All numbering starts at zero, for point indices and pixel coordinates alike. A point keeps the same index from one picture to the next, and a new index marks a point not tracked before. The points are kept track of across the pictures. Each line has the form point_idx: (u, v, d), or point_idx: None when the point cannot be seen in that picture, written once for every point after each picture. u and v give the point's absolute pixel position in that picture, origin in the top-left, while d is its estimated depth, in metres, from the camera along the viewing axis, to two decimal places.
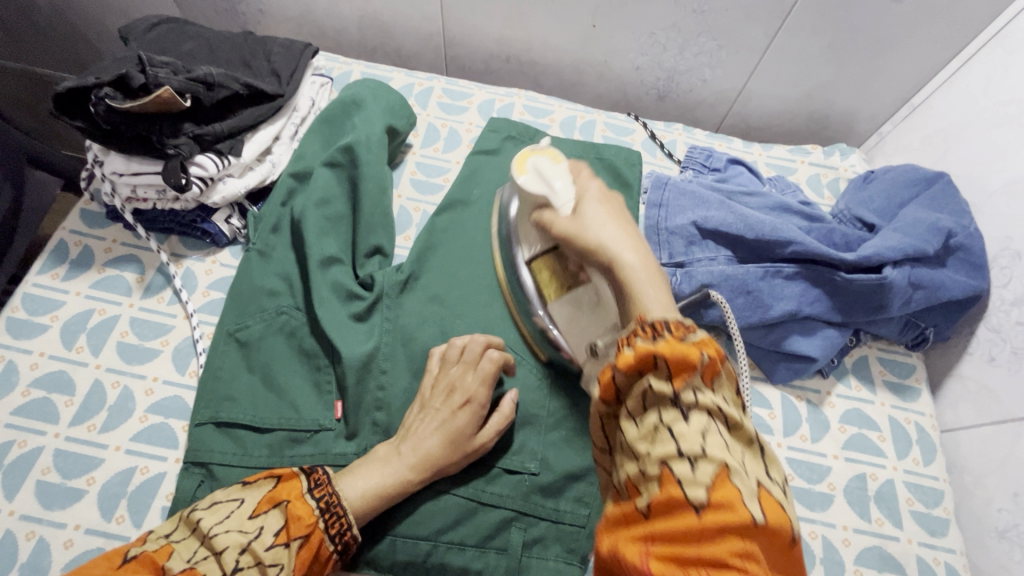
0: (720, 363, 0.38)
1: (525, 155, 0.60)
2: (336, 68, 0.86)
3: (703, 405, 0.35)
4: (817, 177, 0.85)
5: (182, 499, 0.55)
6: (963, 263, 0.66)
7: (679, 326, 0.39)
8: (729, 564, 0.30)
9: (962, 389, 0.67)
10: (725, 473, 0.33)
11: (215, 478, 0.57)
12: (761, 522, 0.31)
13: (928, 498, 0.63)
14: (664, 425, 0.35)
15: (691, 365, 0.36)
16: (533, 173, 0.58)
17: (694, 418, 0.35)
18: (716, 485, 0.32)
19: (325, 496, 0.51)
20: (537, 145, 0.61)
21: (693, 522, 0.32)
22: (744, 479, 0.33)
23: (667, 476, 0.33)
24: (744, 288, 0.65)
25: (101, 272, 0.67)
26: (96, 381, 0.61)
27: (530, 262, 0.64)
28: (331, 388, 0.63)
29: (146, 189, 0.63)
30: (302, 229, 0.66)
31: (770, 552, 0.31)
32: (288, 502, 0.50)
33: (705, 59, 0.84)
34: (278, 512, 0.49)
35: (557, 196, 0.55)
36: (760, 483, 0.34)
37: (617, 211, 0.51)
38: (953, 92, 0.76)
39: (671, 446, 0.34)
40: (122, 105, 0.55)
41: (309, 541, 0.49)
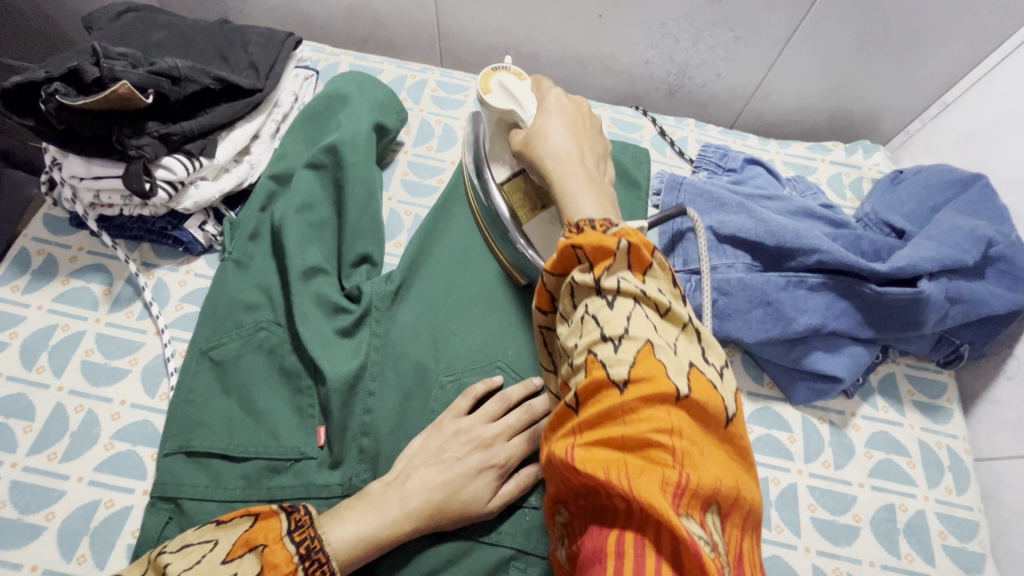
0: (648, 251, 0.37)
1: (489, 73, 0.60)
2: (322, 60, 0.80)
3: (626, 291, 0.36)
4: (839, 177, 0.79)
5: (148, 537, 0.50)
6: (1003, 275, 0.61)
7: (602, 225, 0.40)
8: (653, 440, 0.31)
9: (999, 411, 0.62)
10: (648, 349, 0.33)
11: (184, 514, 0.52)
12: (681, 393, 0.32)
13: (963, 532, 0.58)
14: (588, 315, 0.36)
15: (610, 254, 0.37)
16: (495, 91, 0.59)
17: (619, 303, 0.35)
18: (638, 360, 0.33)
19: (306, 539, 0.45)
20: (502, 65, 0.61)
21: (617, 399, 0.32)
22: (668, 355, 0.34)
23: (590, 360, 0.34)
24: (763, 298, 0.59)
25: (66, 284, 0.62)
26: (58, 404, 0.56)
27: (502, 185, 0.62)
28: (313, 412, 0.58)
29: (110, 194, 0.57)
30: (282, 236, 0.61)
31: (690, 423, 0.32)
32: (265, 547, 0.43)
33: (719, 51, 0.78)
34: (253, 558, 0.42)
35: (522, 106, 0.57)
36: (688, 361, 0.34)
37: (575, 123, 0.55)
38: (992, 89, 0.70)
39: (595, 331, 0.35)
40: (74, 102, 0.50)
41: None
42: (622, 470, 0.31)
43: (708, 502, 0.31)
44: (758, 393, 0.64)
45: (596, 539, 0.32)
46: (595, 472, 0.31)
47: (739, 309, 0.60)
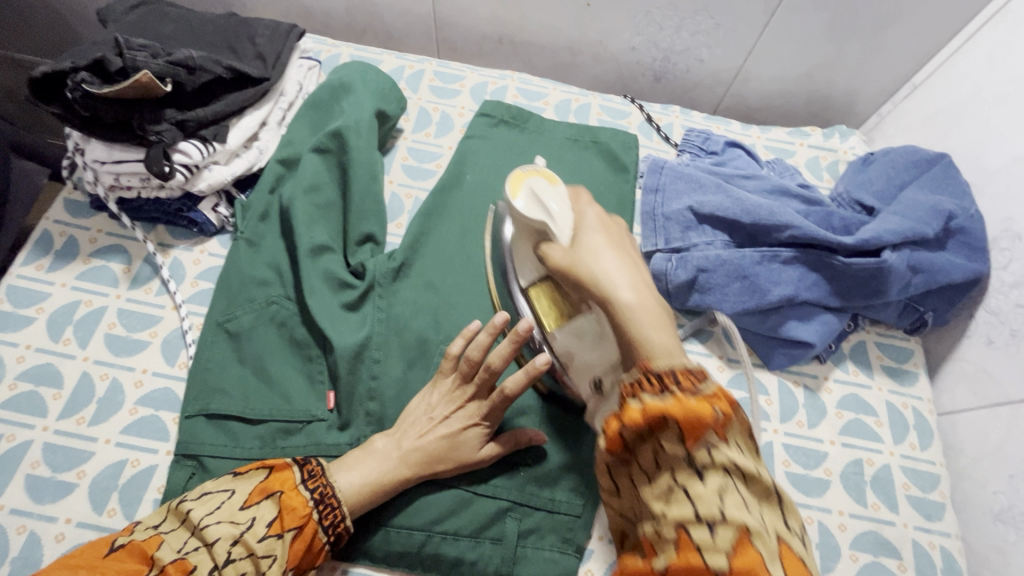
0: (730, 412, 0.38)
1: (521, 175, 0.54)
2: (324, 50, 0.83)
3: (717, 466, 0.37)
4: (816, 159, 0.84)
5: (174, 491, 0.55)
6: (962, 246, 0.65)
7: (690, 372, 0.40)
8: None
9: (960, 372, 0.67)
10: (745, 535, 0.34)
11: (206, 470, 0.56)
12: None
13: (925, 483, 0.63)
14: (678, 488, 0.37)
15: (705, 424, 0.37)
16: (526, 199, 0.53)
17: (710, 479, 0.36)
18: (737, 550, 0.33)
19: (319, 488, 0.51)
20: (535, 166, 0.55)
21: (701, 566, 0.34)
22: (764, 539, 0.34)
23: (685, 540, 0.35)
24: (740, 273, 0.64)
25: (87, 263, 0.66)
26: (84, 373, 0.61)
27: (528, 289, 0.59)
28: (323, 379, 0.62)
29: (129, 177, 0.61)
30: (291, 216, 0.65)
31: None
32: (282, 493, 0.50)
33: (702, 38, 0.82)
34: (270, 502, 0.49)
35: (553, 219, 0.51)
36: (778, 535, 0.35)
37: (616, 242, 0.49)
38: (955, 70, 0.75)
39: (688, 510, 0.36)
40: (100, 91, 0.53)
41: (302, 532, 0.49)
42: None
43: None
44: (737, 360, 0.68)
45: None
46: None
47: (718, 280, 0.65)
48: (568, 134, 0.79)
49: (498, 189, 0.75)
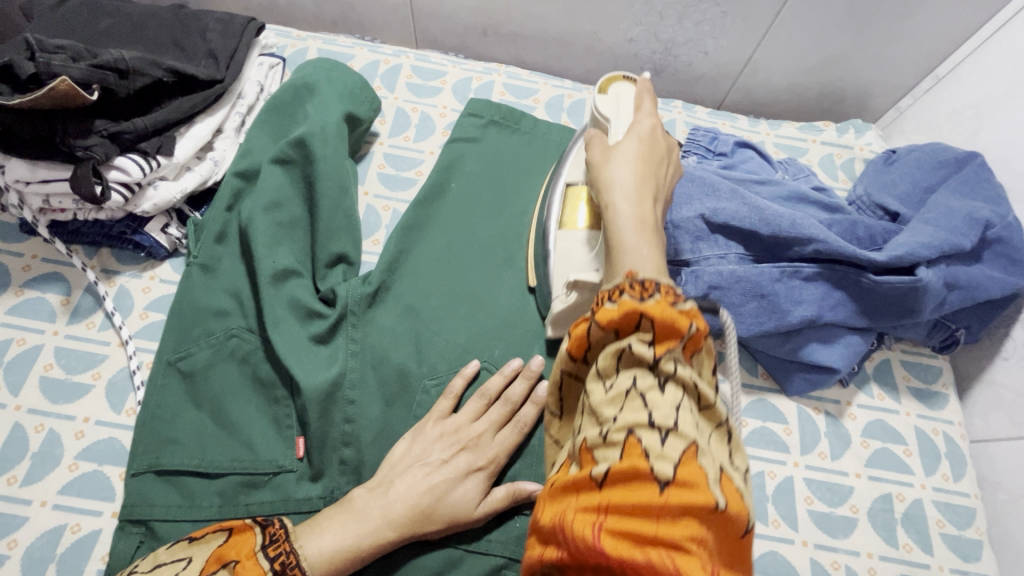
0: (703, 339, 0.35)
1: (615, 78, 0.59)
2: (289, 46, 0.75)
3: (676, 377, 0.32)
4: (831, 157, 0.77)
5: (119, 562, 0.48)
6: (999, 257, 0.59)
7: (671, 289, 0.36)
8: (684, 548, 0.27)
9: (995, 395, 0.61)
10: (693, 450, 0.29)
11: (157, 536, 0.49)
12: (720, 507, 0.28)
13: (960, 519, 0.58)
14: (635, 390, 0.32)
15: (677, 335, 0.33)
16: (612, 95, 0.57)
17: (669, 389, 0.32)
18: (684, 461, 0.29)
19: (281, 556, 0.42)
20: (635, 77, 0.59)
21: (652, 495, 0.28)
22: (710, 460, 0.30)
23: (632, 443, 0.30)
24: (757, 291, 0.57)
25: (21, 295, 0.58)
26: (16, 425, 0.53)
27: (571, 187, 0.59)
28: (290, 422, 0.55)
29: (61, 199, 0.53)
30: (250, 238, 0.57)
31: (720, 537, 0.28)
32: (238, 562, 0.40)
33: (706, 28, 0.75)
34: (224, 574, 0.39)
35: (614, 117, 0.55)
36: (723, 466, 0.31)
37: (651, 159, 0.47)
38: (986, 61, 0.68)
39: (641, 413, 0.31)
40: (10, 102, 0.45)
41: None
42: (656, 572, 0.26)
43: None
44: (753, 385, 0.62)
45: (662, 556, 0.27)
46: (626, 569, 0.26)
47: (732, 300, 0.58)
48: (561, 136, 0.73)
49: (483, 198, 0.68)
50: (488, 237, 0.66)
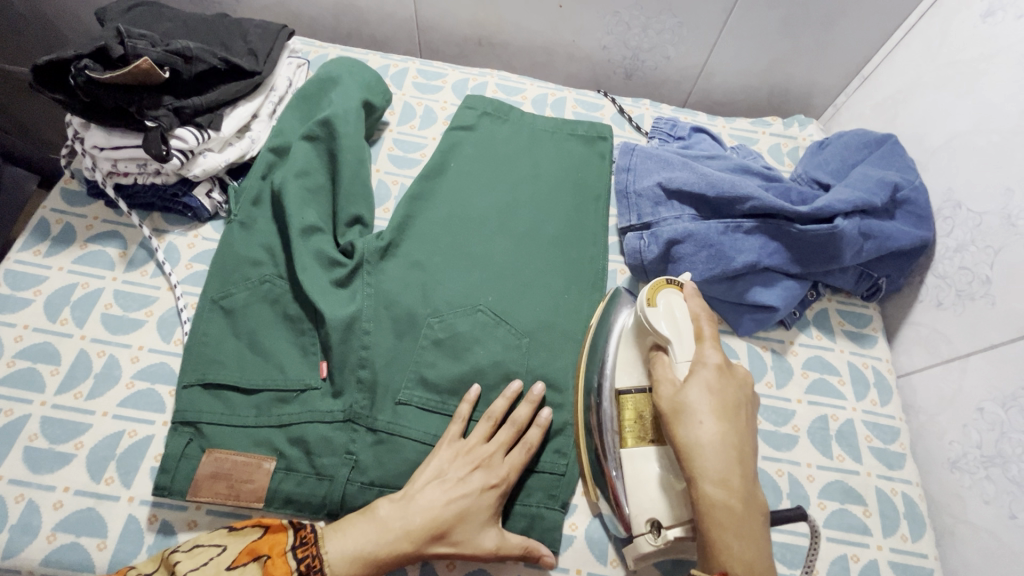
0: None
1: (661, 284, 0.58)
2: (312, 51, 0.88)
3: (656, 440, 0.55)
4: (778, 146, 0.89)
5: (172, 456, 0.57)
6: (910, 215, 0.71)
7: None
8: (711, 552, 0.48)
9: (915, 333, 0.72)
10: None
11: (205, 436, 0.59)
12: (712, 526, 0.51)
13: (886, 435, 0.67)
14: None
15: None
16: (660, 306, 0.56)
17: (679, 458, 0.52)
18: None
19: (307, 558, 0.48)
20: (679, 280, 0.59)
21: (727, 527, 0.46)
22: None
23: None
24: (706, 243, 0.68)
25: (84, 248, 0.68)
26: (81, 351, 0.63)
27: (626, 392, 0.59)
28: (315, 350, 0.65)
29: (127, 163, 0.65)
30: (283, 198, 0.68)
31: None
32: (268, 558, 0.48)
33: (667, 36, 0.89)
34: (255, 566, 0.48)
35: (677, 337, 0.54)
36: None
37: (725, 411, 0.47)
38: (899, 60, 0.81)
39: None
40: (102, 76, 0.57)
41: None
42: None
43: None
44: None
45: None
46: None
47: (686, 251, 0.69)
48: (548, 125, 0.83)
49: (477, 174, 0.78)
50: (483, 206, 0.75)
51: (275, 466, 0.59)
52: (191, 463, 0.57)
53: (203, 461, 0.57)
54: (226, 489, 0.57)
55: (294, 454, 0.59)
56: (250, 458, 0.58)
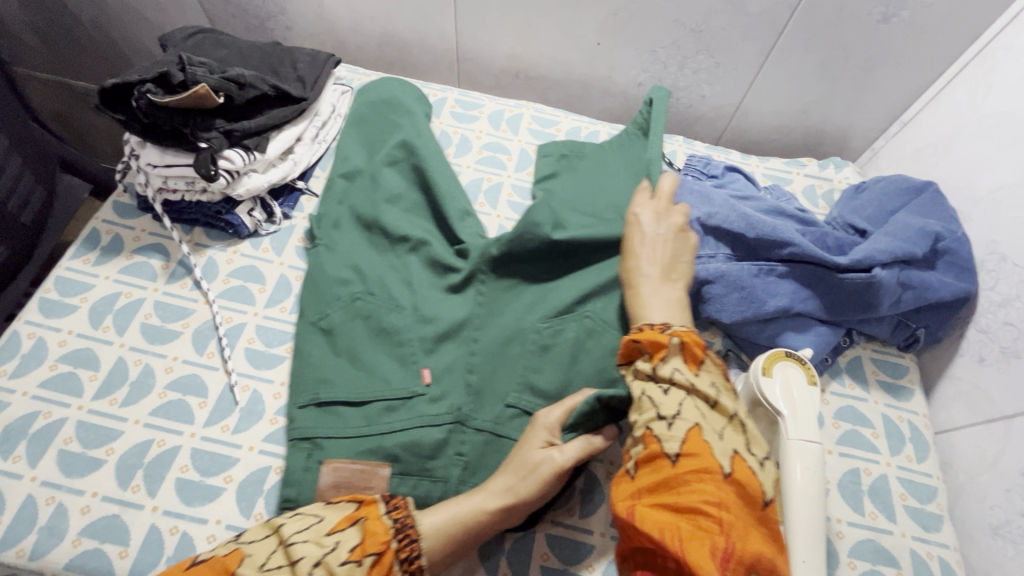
0: (699, 351, 0.51)
1: (779, 355, 0.58)
2: (356, 78, 0.91)
3: (680, 384, 0.49)
4: (813, 188, 0.88)
5: (297, 468, 0.58)
6: (952, 266, 0.69)
7: (676, 442, 0.45)
8: (702, 508, 0.42)
9: (955, 388, 0.69)
10: (695, 431, 0.46)
11: (324, 448, 0.59)
12: (725, 471, 0.44)
13: (922, 494, 0.64)
14: (648, 398, 0.49)
15: (666, 466, 0.45)
16: (778, 378, 0.57)
17: (673, 393, 0.49)
18: (686, 439, 0.45)
19: (401, 517, 0.50)
20: (800, 355, 0.58)
21: (671, 470, 0.44)
22: (715, 438, 0.46)
23: (649, 436, 0.47)
24: (739, 284, 0.67)
25: (130, 258, 0.71)
26: (119, 358, 0.65)
27: None
28: (416, 358, 0.65)
29: (176, 180, 0.68)
30: (382, 220, 0.72)
31: (733, 493, 0.43)
32: (366, 518, 0.50)
33: (702, 75, 0.90)
34: (355, 528, 0.49)
35: (793, 416, 0.54)
36: (732, 448, 0.46)
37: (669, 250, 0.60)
38: (940, 107, 0.80)
39: (653, 412, 0.48)
40: (162, 99, 0.60)
41: (380, 561, 0.47)
42: (675, 533, 0.41)
43: (751, 567, 0.41)
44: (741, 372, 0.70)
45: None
46: (650, 529, 0.42)
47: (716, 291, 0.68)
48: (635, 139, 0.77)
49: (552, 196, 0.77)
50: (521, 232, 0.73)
51: (390, 472, 0.59)
52: (312, 475, 0.58)
53: (323, 472, 0.58)
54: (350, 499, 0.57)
55: (406, 459, 0.59)
56: (366, 466, 0.58)
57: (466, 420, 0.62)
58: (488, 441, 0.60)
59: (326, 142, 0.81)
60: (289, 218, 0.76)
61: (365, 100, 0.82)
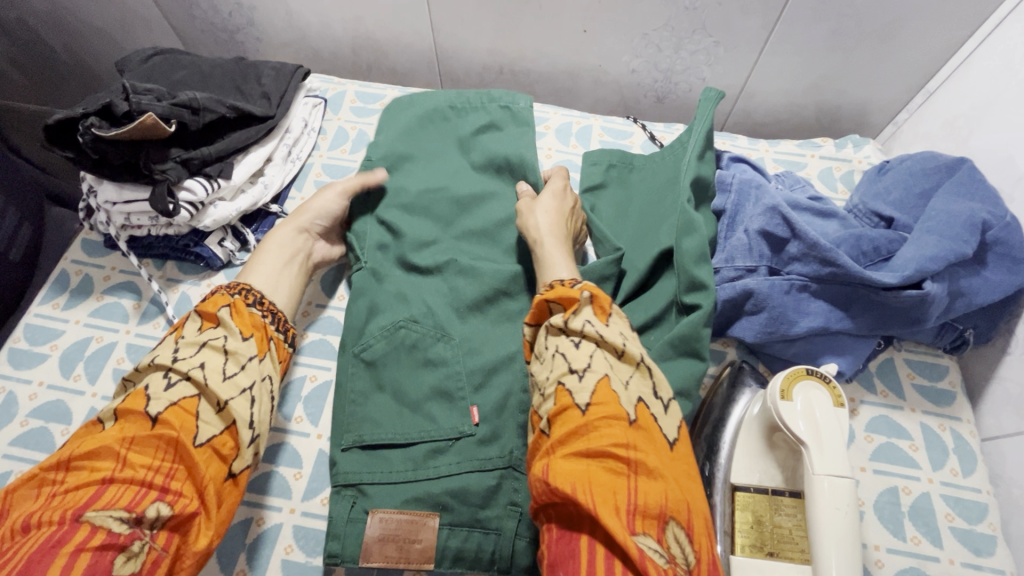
0: (607, 303, 0.48)
1: (800, 372, 0.52)
2: (330, 88, 0.86)
3: (590, 335, 0.46)
4: (830, 171, 0.80)
5: (340, 519, 0.54)
6: (1003, 259, 0.60)
7: (583, 389, 0.43)
8: (612, 451, 0.39)
9: (1004, 390, 0.62)
10: (605, 381, 0.43)
11: (368, 495, 0.55)
12: (631, 418, 0.42)
13: (971, 514, 0.57)
14: (559, 352, 0.46)
15: (576, 414, 0.42)
16: (800, 401, 0.50)
17: (584, 346, 0.46)
18: (597, 389, 0.43)
19: (246, 294, 0.56)
20: (820, 369, 0.52)
21: (580, 419, 0.42)
22: (623, 389, 0.43)
23: (561, 389, 0.44)
24: (766, 302, 0.60)
25: (100, 300, 0.68)
26: (91, 409, 0.61)
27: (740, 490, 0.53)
28: (464, 394, 0.59)
29: (139, 217, 0.64)
30: (440, 250, 0.68)
31: (644, 440, 0.41)
32: (202, 306, 0.52)
33: (701, 57, 0.82)
34: (192, 320, 0.51)
35: (818, 444, 0.48)
36: (638, 394, 0.44)
37: (563, 223, 0.64)
38: (970, 73, 0.71)
39: (565, 365, 0.45)
40: (107, 133, 0.56)
41: (240, 313, 0.53)
42: (586, 487, 0.38)
43: (662, 517, 0.38)
44: None
45: (567, 545, 0.38)
46: (563, 484, 0.38)
47: (743, 309, 0.62)
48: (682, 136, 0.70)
49: (608, 215, 0.73)
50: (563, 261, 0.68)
51: (440, 522, 0.54)
52: (357, 527, 0.54)
53: (369, 523, 0.54)
54: (396, 552, 0.53)
55: (455, 508, 0.55)
56: (414, 516, 0.54)
57: (464, 455, 0.57)
58: (497, 479, 0.56)
59: (299, 160, 0.77)
60: None
61: (409, 118, 0.78)
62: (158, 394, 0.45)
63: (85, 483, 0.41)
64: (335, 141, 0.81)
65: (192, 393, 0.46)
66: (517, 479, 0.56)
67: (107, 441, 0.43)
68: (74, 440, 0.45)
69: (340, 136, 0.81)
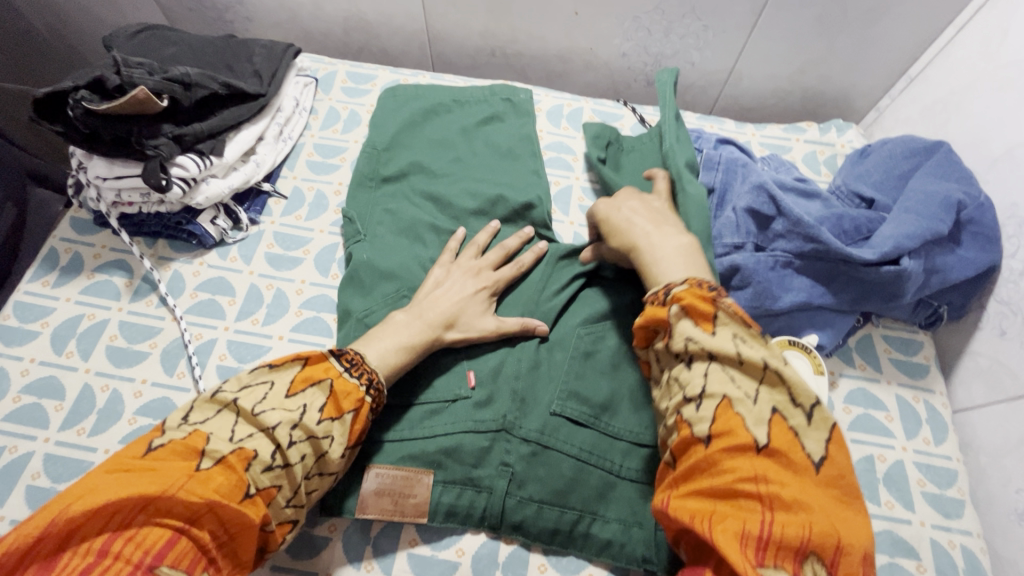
0: (708, 307, 0.44)
1: None
2: (322, 68, 0.86)
3: (695, 353, 0.44)
4: (814, 154, 0.82)
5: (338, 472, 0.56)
6: (977, 237, 0.63)
7: (700, 420, 0.42)
8: (738, 488, 0.38)
9: (975, 363, 0.65)
10: (724, 406, 0.41)
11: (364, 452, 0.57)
12: (760, 443, 0.39)
13: (941, 480, 0.60)
14: (673, 378, 0.46)
15: (693, 444, 0.42)
16: None
17: (695, 365, 0.44)
18: (716, 418, 0.41)
19: (365, 374, 0.51)
20: (802, 344, 0.57)
21: (702, 454, 0.41)
22: (747, 407, 0.41)
23: (680, 421, 0.44)
24: (752, 278, 0.62)
25: (91, 278, 0.68)
26: (86, 385, 0.61)
27: None
28: (459, 360, 0.61)
29: (130, 193, 0.63)
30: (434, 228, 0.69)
31: (775, 468, 0.38)
32: (330, 381, 0.48)
33: (690, 41, 0.83)
34: (318, 390, 0.47)
35: None
36: (770, 410, 0.41)
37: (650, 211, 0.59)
38: (950, 59, 0.73)
39: (680, 395, 0.44)
40: (98, 106, 0.56)
41: (358, 415, 0.49)
42: (707, 519, 0.38)
43: (801, 553, 0.36)
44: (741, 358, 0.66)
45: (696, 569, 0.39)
46: (681, 516, 0.40)
47: (730, 285, 0.63)
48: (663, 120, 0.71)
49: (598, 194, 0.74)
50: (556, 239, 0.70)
51: (434, 479, 0.56)
52: (356, 480, 0.56)
53: (366, 477, 0.56)
54: (391, 505, 0.55)
55: (448, 476, 0.56)
56: (409, 472, 0.56)
57: (460, 417, 0.58)
58: (488, 447, 0.57)
59: (291, 140, 0.76)
60: (257, 224, 0.72)
61: (411, 108, 0.78)
62: (257, 470, 0.42)
63: (163, 525, 0.38)
64: (327, 121, 0.81)
65: (275, 482, 0.43)
66: (510, 441, 0.57)
67: (196, 495, 0.39)
68: (166, 459, 0.40)
69: (332, 116, 0.81)
